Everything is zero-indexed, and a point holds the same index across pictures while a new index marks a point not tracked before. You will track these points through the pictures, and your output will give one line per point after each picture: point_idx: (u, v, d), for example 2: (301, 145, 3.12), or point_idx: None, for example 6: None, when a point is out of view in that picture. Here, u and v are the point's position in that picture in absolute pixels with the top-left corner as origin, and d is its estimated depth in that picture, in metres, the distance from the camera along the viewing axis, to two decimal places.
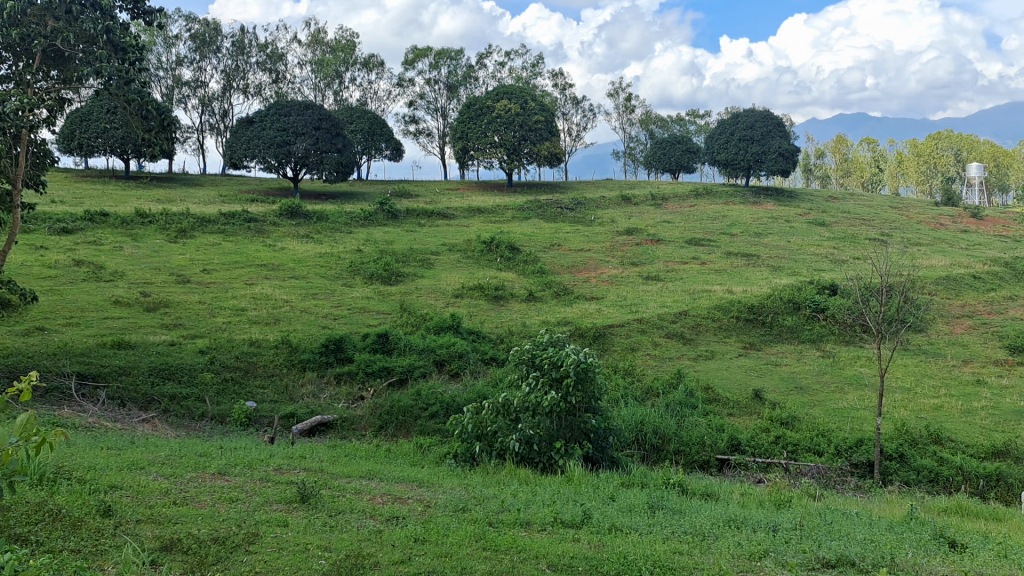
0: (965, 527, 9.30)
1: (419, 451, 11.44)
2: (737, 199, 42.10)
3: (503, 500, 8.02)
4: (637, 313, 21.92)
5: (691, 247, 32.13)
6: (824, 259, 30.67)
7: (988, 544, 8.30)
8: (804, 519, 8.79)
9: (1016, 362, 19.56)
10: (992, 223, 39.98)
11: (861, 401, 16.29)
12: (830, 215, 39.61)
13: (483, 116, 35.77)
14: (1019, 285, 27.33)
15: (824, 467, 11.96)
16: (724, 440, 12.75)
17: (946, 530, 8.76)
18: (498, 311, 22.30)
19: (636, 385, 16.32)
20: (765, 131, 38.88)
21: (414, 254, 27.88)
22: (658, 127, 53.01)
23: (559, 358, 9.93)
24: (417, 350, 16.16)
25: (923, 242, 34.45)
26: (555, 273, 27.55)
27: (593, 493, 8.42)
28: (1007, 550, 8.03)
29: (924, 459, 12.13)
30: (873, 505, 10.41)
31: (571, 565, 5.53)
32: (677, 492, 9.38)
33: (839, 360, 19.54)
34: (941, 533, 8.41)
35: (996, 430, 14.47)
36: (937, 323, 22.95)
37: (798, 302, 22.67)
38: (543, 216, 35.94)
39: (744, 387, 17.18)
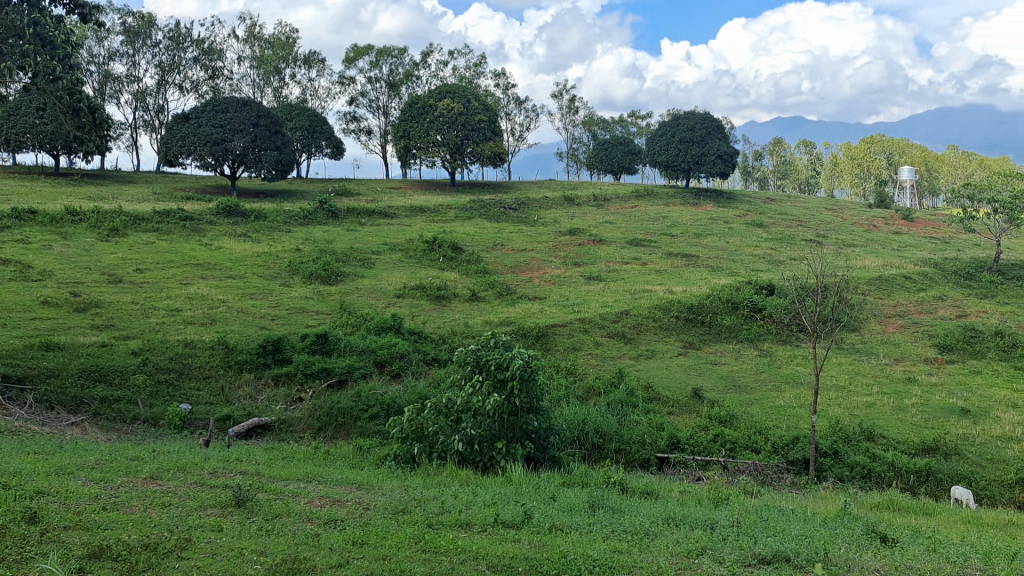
0: (895, 522, 9.48)
1: (358, 453, 11.28)
2: (678, 200, 42.57)
3: (443, 502, 7.94)
4: (580, 313, 22.01)
5: (632, 247, 32.38)
6: (762, 260, 31.13)
7: (917, 538, 8.47)
8: (740, 516, 8.86)
9: (945, 360, 20.09)
10: (923, 225, 41.06)
11: (797, 399, 16.55)
12: (768, 217, 40.28)
13: (425, 115, 35.46)
14: (948, 286, 28.09)
15: (761, 464, 12.11)
16: (664, 438, 12.87)
17: (878, 525, 8.92)
18: (440, 311, 22.20)
19: (577, 384, 16.36)
20: (705, 133, 39.33)
21: (355, 253, 27.58)
22: (600, 129, 53.26)
23: (504, 360, 9.86)
24: (357, 351, 15.96)
25: (857, 243, 35.23)
26: (497, 272, 27.54)
27: (533, 492, 8.38)
28: (935, 544, 8.21)
29: (857, 455, 12.37)
30: (807, 501, 10.55)
31: (510, 565, 5.48)
32: (617, 491, 9.39)
33: (776, 359, 19.86)
34: (873, 529, 8.56)
35: (925, 427, 14.82)
36: (869, 322, 23.46)
37: (736, 301, 22.97)
38: (486, 216, 35.86)
39: (683, 385, 17.35)
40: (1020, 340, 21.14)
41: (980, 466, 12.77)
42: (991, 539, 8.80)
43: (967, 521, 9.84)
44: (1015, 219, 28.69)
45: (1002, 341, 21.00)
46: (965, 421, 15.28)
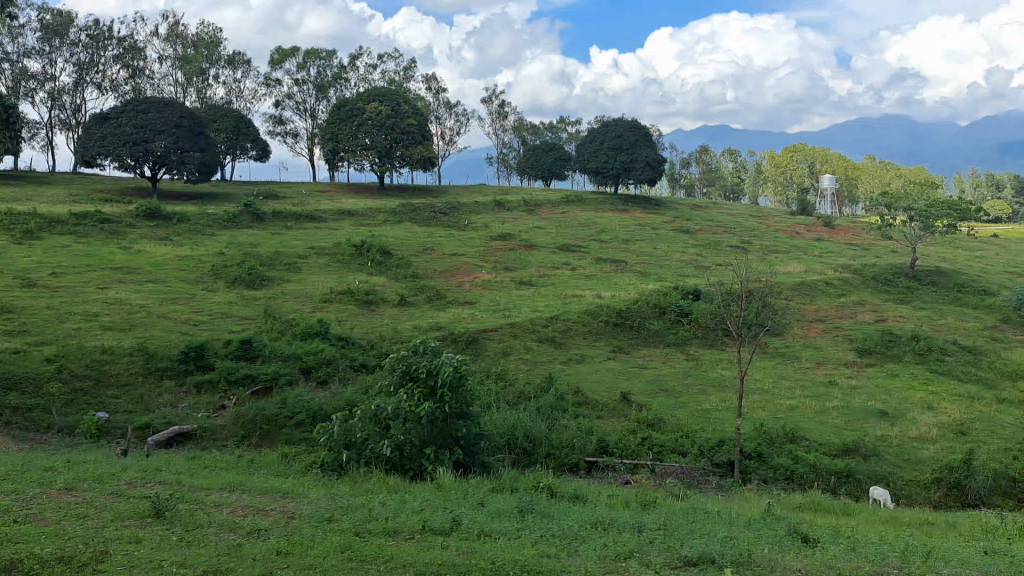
0: (817, 523, 9.63)
1: (283, 461, 11.01)
2: (607, 206, 42.91)
3: (371, 509, 7.77)
4: (510, 317, 21.97)
5: (562, 253, 32.51)
6: (689, 265, 31.60)
7: (837, 537, 8.60)
8: (667, 519, 8.88)
9: (864, 363, 20.60)
10: (843, 232, 42.15)
11: (723, 402, 16.77)
12: (695, 223, 40.92)
13: (353, 118, 35.01)
14: (867, 291, 28.86)
15: (688, 467, 12.21)
16: (593, 442, 12.86)
17: (800, 526, 9.03)
18: (368, 316, 21.94)
19: (507, 389, 16.28)
20: (633, 140, 39.68)
21: (281, 257, 27.09)
22: (530, 134, 53.40)
23: (435, 367, 9.76)
24: (282, 357, 15.62)
25: (780, 249, 36.00)
26: (427, 277, 27.34)
27: (461, 498, 8.27)
28: (855, 543, 8.34)
29: (781, 457, 12.55)
30: (733, 503, 10.64)
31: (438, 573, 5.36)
32: (546, 495, 9.33)
33: (702, 362, 20.13)
34: (796, 529, 8.67)
35: (846, 429, 15.15)
36: (792, 327, 23.95)
37: (664, 306, 23.17)
38: (416, 220, 35.62)
39: (613, 390, 17.44)
40: (935, 344, 21.79)
41: (898, 467, 13.09)
42: (908, 538, 8.99)
43: (885, 521, 10.05)
44: (930, 227, 29.62)
45: (918, 345, 21.60)
46: (883, 423, 15.65)
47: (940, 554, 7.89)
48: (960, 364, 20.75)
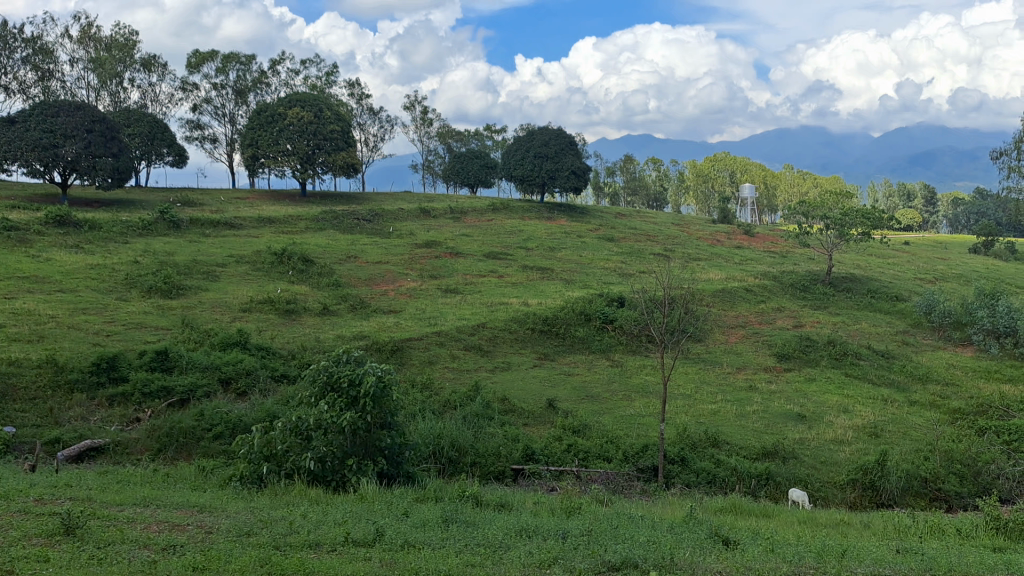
0: (737, 525, 9.75)
1: (200, 475, 10.66)
2: (532, 214, 43.05)
3: (292, 522, 7.53)
4: (435, 326, 21.83)
5: (488, 260, 32.48)
6: (613, 272, 31.89)
7: (756, 539, 8.72)
8: (591, 525, 8.88)
9: (783, 368, 21.01)
10: (762, 240, 43.11)
11: (647, 407, 16.91)
12: (619, 231, 41.36)
13: (274, 123, 34.38)
14: (785, 297, 29.52)
15: (613, 473, 12.23)
16: (518, 450, 12.82)
17: (720, 529, 9.13)
18: (289, 325, 21.54)
19: (432, 398, 16.12)
20: (558, 149, 39.89)
21: (199, 265, 26.42)
22: (456, 142, 53.29)
23: (357, 377, 9.44)
24: (200, 367, 15.16)
25: (702, 257, 36.60)
26: (351, 286, 27.02)
27: (385, 509, 8.10)
28: (773, 544, 8.45)
29: (703, 461, 12.67)
30: (656, 508, 10.70)
31: None
32: (471, 504, 9.23)
33: (626, 368, 20.30)
34: (715, 533, 8.76)
35: (766, 432, 15.41)
36: (714, 333, 24.31)
37: (589, 313, 23.30)
38: (339, 227, 35.20)
39: (538, 397, 17.42)
40: (849, 348, 22.36)
41: (815, 469, 13.35)
42: (824, 538, 9.17)
43: (803, 522, 10.23)
44: (845, 235, 30.45)
45: (834, 350, 22.13)
46: (801, 426, 15.96)
47: (853, 553, 8.06)
48: (873, 368, 21.35)
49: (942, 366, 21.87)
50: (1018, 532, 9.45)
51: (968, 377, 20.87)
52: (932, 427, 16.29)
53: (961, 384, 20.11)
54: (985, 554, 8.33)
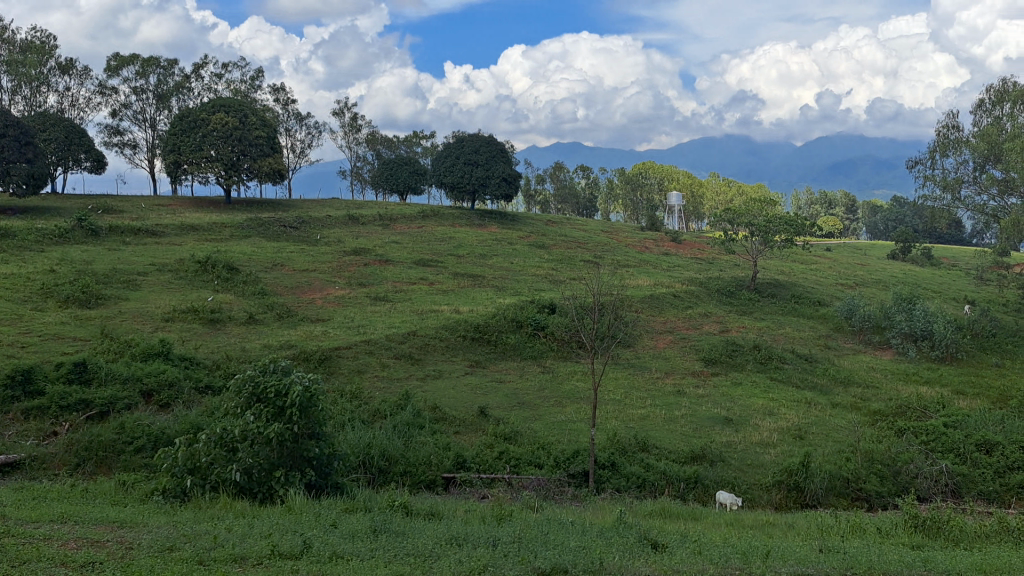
0: (666, 528, 9.84)
1: (121, 489, 10.33)
2: (463, 221, 43.00)
3: (216, 536, 7.27)
4: (365, 334, 21.60)
5: (419, 268, 32.35)
6: (544, 279, 32.00)
7: (684, 542, 8.81)
8: (522, 532, 8.87)
9: (710, 373, 21.34)
10: (689, 247, 43.78)
11: (577, 413, 17.00)
12: (550, 238, 41.57)
13: (197, 129, 33.67)
14: (711, 303, 30.04)
15: (544, 479, 12.23)
16: (450, 458, 12.72)
17: (649, 532, 9.22)
18: (214, 335, 21.09)
19: (361, 407, 15.91)
20: (488, 156, 39.90)
21: (118, 274, 25.71)
22: (385, 148, 52.94)
23: (283, 388, 9.16)
24: (120, 379, 14.70)
25: (631, 264, 37.00)
26: (276, 294, 26.58)
27: (312, 520, 7.91)
28: (701, 546, 8.55)
29: (633, 466, 12.75)
30: (587, 513, 10.75)
31: None
32: (401, 513, 9.12)
33: (558, 375, 20.39)
34: (644, 537, 8.85)
35: (694, 436, 15.62)
36: (642, 339, 24.55)
37: (521, 320, 23.35)
38: (265, 234, 34.66)
39: (470, 405, 17.36)
40: (774, 353, 22.80)
41: (741, 471, 13.57)
42: (750, 539, 9.33)
43: (730, 523, 10.39)
44: (769, 241, 31.08)
45: (759, 354, 22.56)
46: (728, 430, 16.21)
47: (778, 554, 8.20)
48: (797, 371, 21.84)
49: (862, 369, 22.44)
50: (935, 529, 9.73)
51: (887, 379, 21.48)
52: (853, 428, 16.71)
53: (881, 386, 20.69)
54: (903, 553, 8.56)
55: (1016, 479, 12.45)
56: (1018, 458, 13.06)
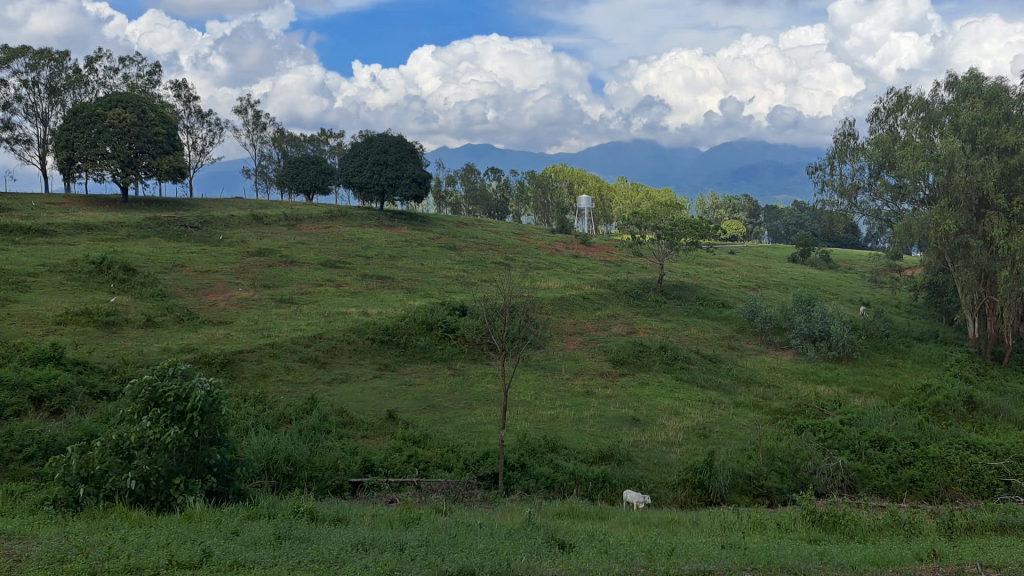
0: (574, 528, 9.86)
1: (7, 500, 9.73)
2: (373, 222, 42.56)
3: (109, 547, 6.61)
4: (269, 337, 21.12)
5: (326, 269, 31.86)
6: (454, 281, 31.90)
7: (591, 542, 8.83)
8: (429, 535, 8.76)
9: (618, 373, 21.57)
10: (599, 250, 44.28)
11: (487, 415, 16.95)
12: (460, 240, 41.48)
13: (92, 124, 32.44)
14: (620, 305, 30.40)
15: (453, 482, 12.11)
16: (357, 462, 12.38)
17: (557, 533, 9.21)
18: (109, 339, 20.29)
19: (265, 412, 15.49)
20: (398, 157, 39.50)
21: (6, 275, 24.50)
22: (293, 147, 51.96)
23: (184, 391, 8.46)
24: (7, 384, 13.94)
25: (542, 266, 37.20)
26: (177, 296, 25.80)
27: (213, 528, 7.32)
28: (607, 545, 8.59)
29: (542, 467, 12.71)
30: (496, 515, 10.66)
31: None
32: (306, 520, 8.89)
33: (468, 377, 20.32)
34: (552, 537, 8.84)
35: (602, 436, 15.73)
36: (552, 341, 24.65)
37: (430, 323, 23.20)
38: (165, 234, 33.61)
39: (378, 408, 17.10)
40: (680, 353, 23.20)
41: (648, 470, 13.71)
42: (656, 537, 9.37)
43: (636, 522, 10.47)
44: (675, 244, 31.57)
45: (665, 355, 22.93)
46: (635, 429, 16.39)
47: (682, 551, 8.30)
48: (702, 371, 22.27)
49: (764, 368, 23.01)
50: (831, 524, 10.01)
51: (788, 378, 22.04)
52: (755, 426, 17.08)
53: (782, 386, 21.23)
54: (802, 547, 8.77)
55: (907, 474, 12.95)
56: (909, 453, 13.58)
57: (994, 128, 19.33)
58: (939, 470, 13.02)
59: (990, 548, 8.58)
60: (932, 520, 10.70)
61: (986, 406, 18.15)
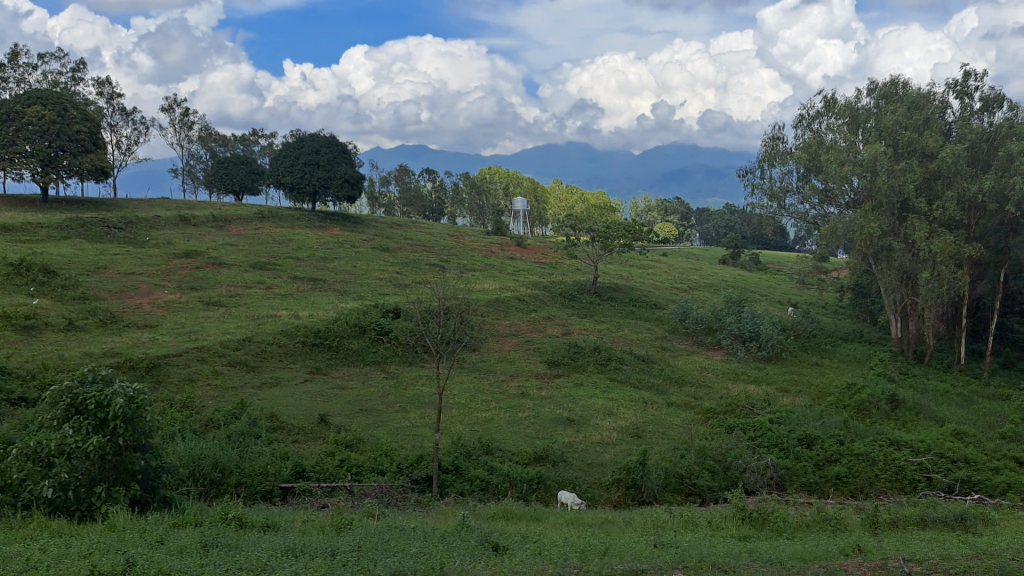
0: (508, 530, 9.79)
1: None
2: (304, 223, 41.96)
3: (27, 558, 6.19)
4: (197, 340, 20.61)
5: (255, 271, 31.26)
6: (388, 283, 31.61)
7: (524, 543, 8.80)
8: (361, 540, 8.60)
9: (552, 375, 21.59)
10: (533, 252, 44.33)
11: (421, 418, 16.80)
12: (394, 241, 41.18)
13: (10, 121, 31.34)
14: (554, 306, 30.47)
15: (386, 486, 11.91)
16: (288, 467, 12.07)
17: (490, 535, 9.14)
18: (26, 343, 19.56)
19: (192, 417, 15.07)
20: (330, 157, 38.95)
21: None
22: (221, 146, 50.92)
23: (106, 397, 7.79)
24: None
25: (476, 267, 37.12)
26: (99, 299, 25.00)
27: (138, 537, 6.94)
28: (540, 547, 8.56)
29: (476, 469, 12.59)
30: (429, 518, 10.54)
31: None
32: (234, 527, 8.64)
33: (401, 380, 20.12)
34: (486, 539, 8.76)
35: (537, 437, 15.71)
36: (487, 342, 24.58)
37: (364, 325, 22.95)
38: (87, 236, 32.61)
39: (309, 412, 16.79)
40: (613, 354, 23.34)
41: (582, 471, 13.74)
42: (588, 537, 9.37)
43: (570, 523, 10.45)
44: (609, 246, 31.74)
45: (599, 356, 23.04)
46: (569, 430, 16.42)
47: (615, 551, 8.30)
48: (636, 371, 22.43)
49: (696, 369, 23.27)
50: (760, 521, 10.11)
51: (719, 378, 22.32)
52: (687, 426, 17.24)
53: (713, 386, 21.49)
54: (731, 544, 8.84)
55: (832, 470, 13.18)
56: (835, 451, 13.82)
57: (915, 133, 19.83)
58: (864, 467, 13.31)
59: (911, 541, 8.77)
60: (857, 515, 10.90)
61: (908, 404, 18.65)
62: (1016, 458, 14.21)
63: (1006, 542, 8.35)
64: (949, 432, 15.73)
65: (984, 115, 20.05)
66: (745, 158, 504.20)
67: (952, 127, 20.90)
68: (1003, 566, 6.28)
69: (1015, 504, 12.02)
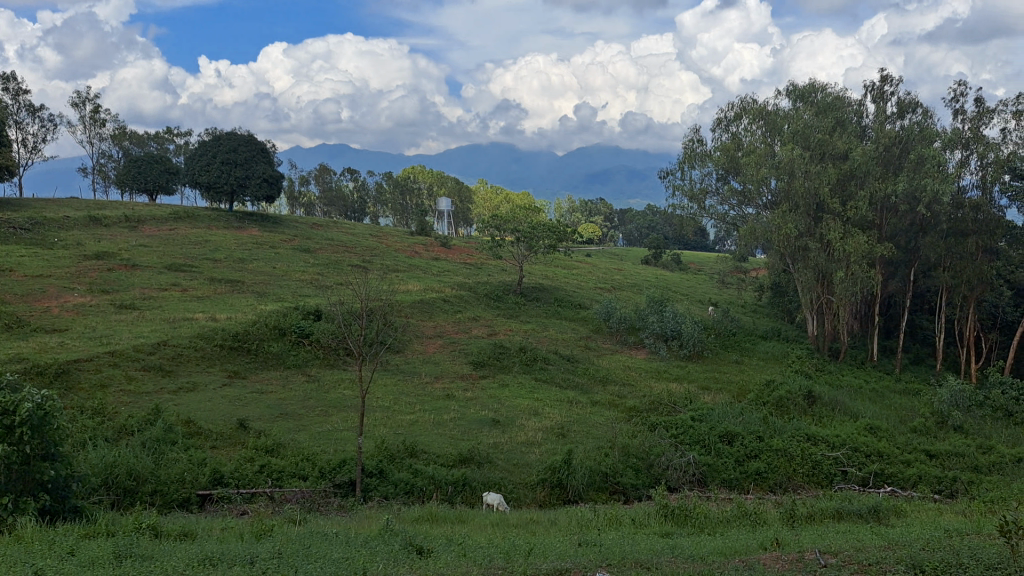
0: (431, 533, 9.63)
1: None
2: (222, 224, 40.97)
3: None
4: (109, 344, 19.85)
5: (171, 273, 30.32)
6: (309, 285, 31.06)
7: (449, 545, 8.67)
8: (281, 546, 8.35)
9: (478, 376, 21.46)
10: (458, 252, 44.09)
11: (344, 422, 16.50)
12: (314, 241, 40.54)
13: None
14: (479, 307, 30.34)
15: (308, 491, 11.62)
16: (206, 474, 11.62)
17: (414, 538, 8.95)
18: None
19: (104, 424, 14.48)
20: (249, 156, 38.14)
21: None
22: (133, 144, 49.39)
23: (13, 403, 7.30)
24: None
25: (400, 268, 36.78)
26: (4, 302, 23.87)
27: (46, 549, 6.55)
28: (465, 549, 8.44)
29: (400, 472, 12.38)
30: (351, 523, 10.31)
31: None
32: (148, 536, 8.30)
33: (323, 383, 19.74)
34: (409, 542, 8.58)
35: (461, 439, 15.58)
36: (411, 344, 24.30)
37: (284, 328, 22.47)
38: None
39: (228, 417, 16.33)
40: (538, 354, 23.34)
41: (507, 471, 13.65)
42: (513, 537, 9.27)
43: (496, 524, 10.34)
44: (534, 247, 31.74)
45: (524, 356, 23.02)
46: (494, 431, 16.31)
47: (539, 550, 8.23)
48: (560, 371, 22.46)
49: (620, 368, 23.39)
50: (682, 518, 10.15)
51: (643, 377, 22.50)
52: (611, 424, 17.30)
53: (636, 384, 21.64)
54: (654, 541, 8.82)
55: (753, 466, 13.39)
56: (755, 447, 14.03)
57: (829, 135, 20.28)
58: (783, 462, 13.52)
59: (828, 534, 8.91)
60: (776, 509, 11.06)
61: (824, 399, 19.10)
62: (926, 450, 14.64)
63: (916, 533, 8.53)
64: (863, 426, 16.14)
65: (897, 118, 20.61)
66: (669, 158, 504.16)
67: (867, 131, 21.47)
68: (911, 554, 6.28)
69: (926, 496, 12.36)
